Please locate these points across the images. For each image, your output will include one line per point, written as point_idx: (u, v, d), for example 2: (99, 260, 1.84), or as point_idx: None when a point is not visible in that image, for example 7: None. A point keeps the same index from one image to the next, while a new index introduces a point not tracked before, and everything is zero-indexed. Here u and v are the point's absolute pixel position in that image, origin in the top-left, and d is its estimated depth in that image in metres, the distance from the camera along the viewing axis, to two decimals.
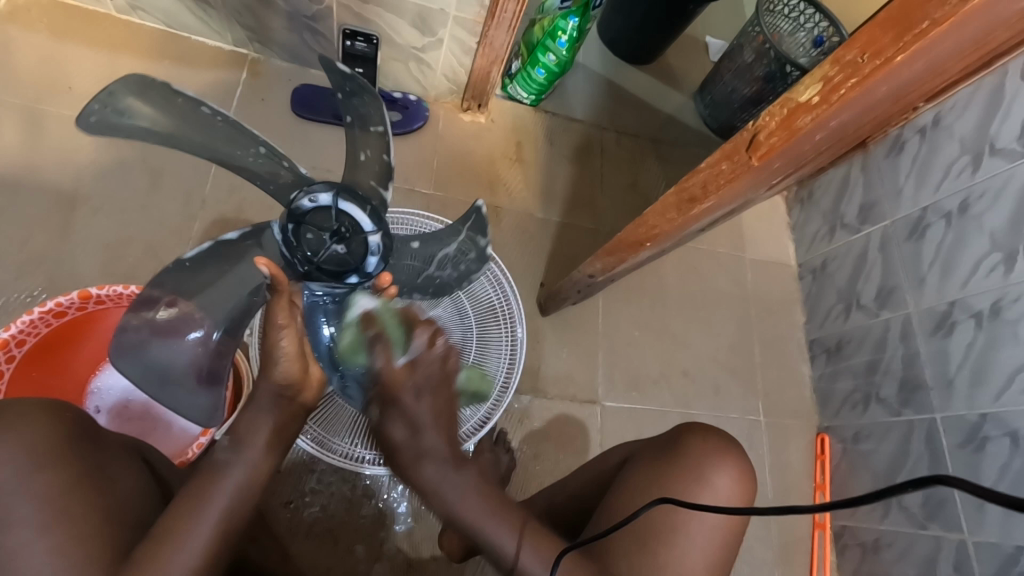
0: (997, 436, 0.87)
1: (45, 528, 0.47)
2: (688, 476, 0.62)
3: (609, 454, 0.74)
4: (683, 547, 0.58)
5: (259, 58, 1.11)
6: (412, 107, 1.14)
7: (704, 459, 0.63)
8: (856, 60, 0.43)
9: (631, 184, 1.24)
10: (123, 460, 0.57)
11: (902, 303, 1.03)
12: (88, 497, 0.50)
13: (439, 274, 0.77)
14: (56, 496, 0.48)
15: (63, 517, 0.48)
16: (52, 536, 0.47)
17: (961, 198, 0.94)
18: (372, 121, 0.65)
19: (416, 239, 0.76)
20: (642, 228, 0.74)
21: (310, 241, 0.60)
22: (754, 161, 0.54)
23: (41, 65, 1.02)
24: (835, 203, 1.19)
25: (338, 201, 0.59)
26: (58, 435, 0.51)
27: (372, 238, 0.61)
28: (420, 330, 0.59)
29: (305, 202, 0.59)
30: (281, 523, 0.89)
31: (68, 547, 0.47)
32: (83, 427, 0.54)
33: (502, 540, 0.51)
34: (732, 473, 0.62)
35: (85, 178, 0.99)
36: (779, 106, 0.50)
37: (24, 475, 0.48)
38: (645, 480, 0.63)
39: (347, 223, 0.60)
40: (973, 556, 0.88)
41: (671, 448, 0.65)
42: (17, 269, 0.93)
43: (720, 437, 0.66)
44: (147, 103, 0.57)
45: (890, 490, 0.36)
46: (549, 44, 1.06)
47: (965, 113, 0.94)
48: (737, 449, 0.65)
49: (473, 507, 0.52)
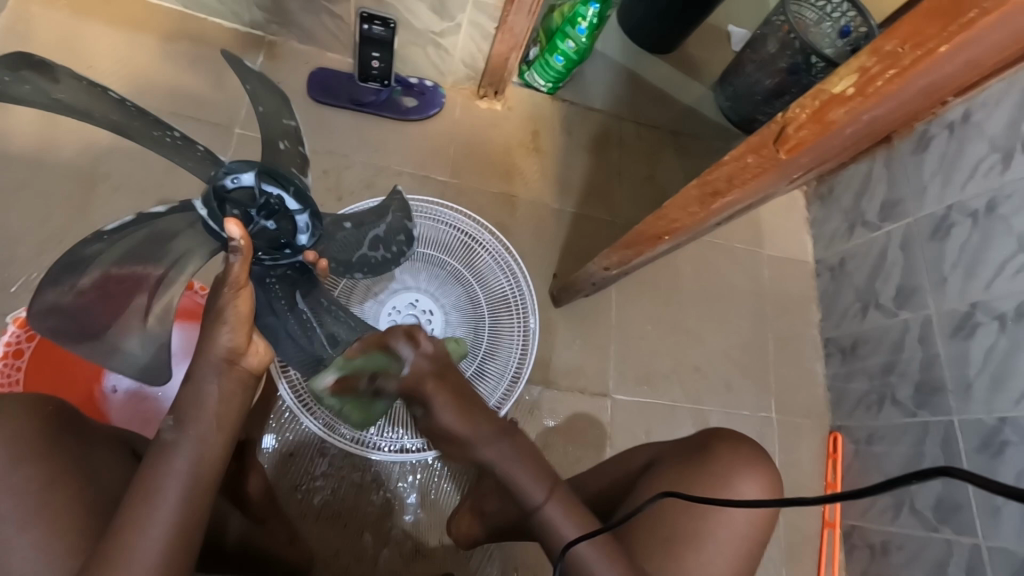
0: (1016, 441, 0.86)
1: (26, 524, 0.48)
2: (716, 482, 0.62)
3: (631, 456, 0.73)
4: (709, 551, 0.58)
5: (276, 40, 1.10)
6: (428, 94, 1.13)
7: (733, 465, 0.63)
8: (896, 51, 0.42)
9: (648, 176, 1.22)
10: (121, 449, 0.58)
11: (923, 303, 1.01)
12: (67, 490, 0.51)
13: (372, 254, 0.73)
14: (33, 492, 0.50)
15: (42, 513, 0.49)
16: (32, 532, 0.48)
17: (988, 197, 0.92)
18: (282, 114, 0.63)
19: (347, 218, 0.71)
20: (662, 221, 0.73)
21: (235, 219, 0.56)
22: (782, 155, 0.53)
23: (60, 44, 1.02)
24: (856, 199, 1.16)
25: (262, 182, 0.58)
26: (35, 430, 0.52)
27: (299, 216, 0.61)
28: (394, 342, 0.56)
29: (227, 180, 0.56)
30: (290, 507, 0.90)
31: (49, 542, 0.48)
32: (69, 418, 0.56)
33: (532, 490, 0.54)
34: (760, 484, 0.63)
35: (101, 159, 0.99)
36: (810, 98, 0.49)
37: (5, 469, 0.49)
38: (673, 480, 0.63)
39: (275, 199, 0.59)
40: (986, 561, 0.87)
41: (698, 452, 0.64)
42: (34, 248, 0.93)
43: (751, 446, 0.65)
44: (37, 79, 0.49)
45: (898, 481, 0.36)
46: (569, 31, 1.04)
47: (997, 109, 0.91)
48: (765, 460, 0.65)
49: (515, 461, 0.55)
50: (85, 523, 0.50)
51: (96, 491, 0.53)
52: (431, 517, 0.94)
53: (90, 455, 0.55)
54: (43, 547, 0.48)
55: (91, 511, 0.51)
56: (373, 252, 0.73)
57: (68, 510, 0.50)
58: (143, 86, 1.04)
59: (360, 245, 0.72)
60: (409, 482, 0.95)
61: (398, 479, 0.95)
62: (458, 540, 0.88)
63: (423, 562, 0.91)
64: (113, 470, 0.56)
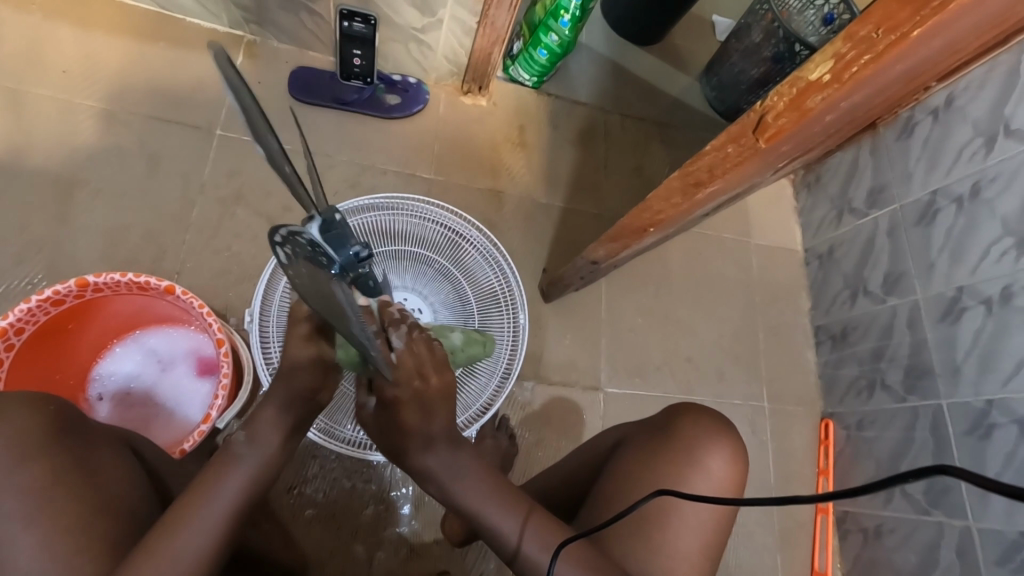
0: (1004, 423, 0.86)
1: (31, 521, 0.48)
2: (679, 460, 0.61)
3: (604, 435, 0.73)
4: (677, 530, 0.58)
5: (256, 39, 1.09)
6: (412, 90, 1.12)
7: (695, 440, 0.63)
8: (871, 35, 0.42)
9: (636, 168, 1.22)
10: (111, 453, 0.57)
11: (910, 289, 1.02)
12: (76, 487, 0.50)
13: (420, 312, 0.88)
14: (33, 492, 0.49)
15: (47, 512, 0.48)
16: (38, 530, 0.48)
17: (972, 181, 0.92)
18: None
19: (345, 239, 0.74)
20: (646, 214, 0.73)
21: None
22: (762, 144, 0.52)
23: (35, 47, 1.00)
24: (843, 187, 1.17)
25: None
26: (41, 430, 0.52)
27: None
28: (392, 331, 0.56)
29: None
30: (284, 509, 0.90)
31: (56, 540, 0.48)
32: (70, 418, 0.55)
33: (507, 524, 0.53)
34: (724, 454, 0.63)
35: (81, 163, 0.98)
36: (788, 85, 0.48)
37: (10, 467, 0.49)
38: (636, 460, 0.63)
39: None
40: (977, 543, 0.88)
41: (662, 430, 0.64)
42: (15, 256, 0.92)
43: (712, 417, 0.65)
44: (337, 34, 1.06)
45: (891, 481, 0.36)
46: (552, 24, 1.03)
47: (980, 93, 0.91)
48: (729, 428, 0.65)
49: (483, 486, 0.54)
50: (87, 522, 0.49)
51: (102, 487, 0.52)
52: (426, 516, 0.94)
53: (96, 453, 0.54)
54: (47, 546, 0.47)
55: (100, 511, 0.51)
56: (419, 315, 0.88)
57: (75, 508, 0.50)
58: (123, 89, 1.02)
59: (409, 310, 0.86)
60: (406, 490, 0.94)
61: (393, 488, 0.94)
62: (451, 542, 0.88)
63: (419, 561, 0.91)
64: (119, 470, 0.55)
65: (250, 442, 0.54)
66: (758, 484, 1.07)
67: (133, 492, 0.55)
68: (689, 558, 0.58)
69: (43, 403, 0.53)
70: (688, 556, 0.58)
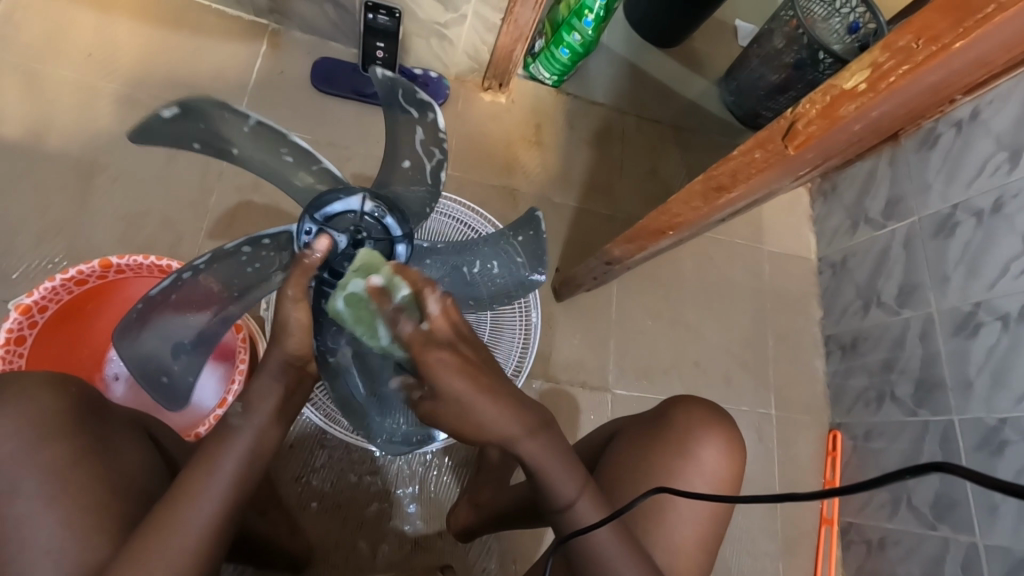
0: (1016, 440, 0.86)
1: (53, 499, 0.49)
2: (674, 454, 0.61)
3: (598, 433, 0.73)
4: (672, 523, 0.59)
5: (279, 29, 1.09)
6: (433, 85, 1.11)
7: (689, 434, 0.62)
8: (910, 45, 0.41)
9: (651, 171, 1.22)
10: (129, 434, 0.57)
11: (924, 302, 1.01)
12: (93, 468, 0.51)
13: (498, 284, 0.73)
14: (54, 472, 0.50)
15: (67, 490, 0.49)
16: (60, 506, 0.49)
17: (993, 196, 0.92)
18: (280, 145, 0.62)
19: (379, 219, 0.64)
20: (665, 216, 0.72)
21: (327, 242, 0.60)
22: (790, 151, 0.52)
23: (61, 30, 1.01)
24: (859, 197, 1.16)
25: (351, 208, 0.62)
26: (63, 410, 0.52)
27: (342, 239, 0.61)
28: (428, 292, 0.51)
29: (334, 207, 0.62)
30: (290, 497, 0.90)
31: (76, 519, 0.49)
32: (90, 399, 0.55)
33: (565, 487, 0.52)
34: (717, 447, 0.62)
35: (104, 145, 0.99)
36: (820, 93, 0.48)
37: (29, 448, 0.49)
38: (630, 454, 0.63)
39: (335, 221, 0.62)
40: (983, 560, 0.87)
41: (656, 424, 0.64)
42: (37, 235, 0.93)
43: (706, 408, 0.65)
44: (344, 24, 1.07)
45: (888, 477, 0.37)
46: (575, 23, 1.03)
47: (1004, 108, 0.90)
48: (723, 419, 0.65)
49: (546, 452, 0.52)
50: (105, 503, 0.50)
51: (119, 470, 0.53)
52: (431, 508, 0.94)
53: (115, 436, 0.55)
54: (69, 523, 0.48)
55: (116, 492, 0.52)
56: (499, 275, 0.73)
57: (94, 487, 0.50)
58: (147, 74, 1.03)
59: (480, 284, 0.73)
60: (411, 489, 0.95)
61: (397, 487, 0.94)
62: (456, 533, 0.90)
63: (423, 554, 0.92)
64: (136, 451, 0.56)
65: (245, 414, 0.54)
66: (762, 492, 1.07)
67: (149, 474, 0.56)
68: (687, 551, 0.59)
69: (66, 383, 0.54)
70: (686, 549, 0.59)
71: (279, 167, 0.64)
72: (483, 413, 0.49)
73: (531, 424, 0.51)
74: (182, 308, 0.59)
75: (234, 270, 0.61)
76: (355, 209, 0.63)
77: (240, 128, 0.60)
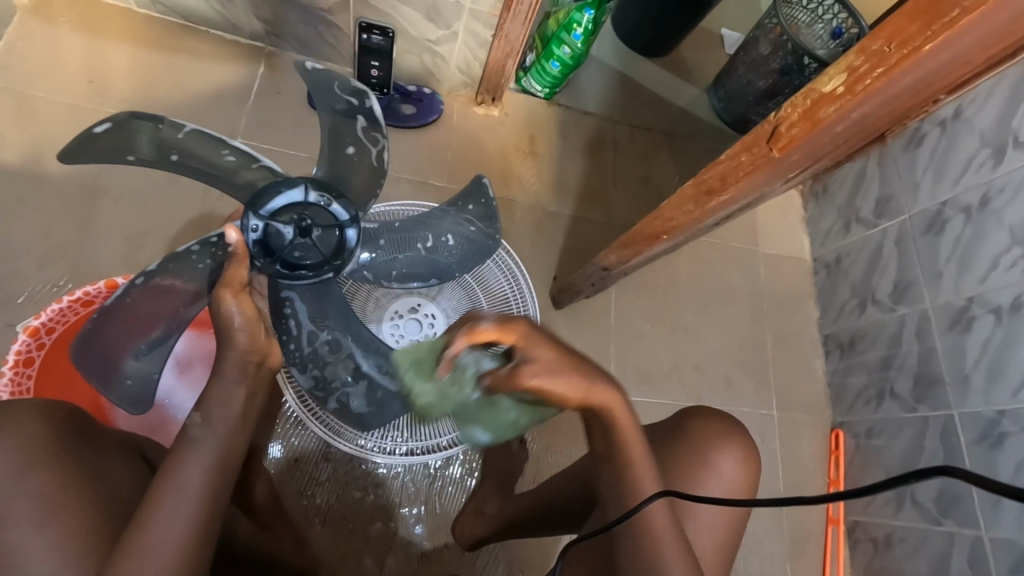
0: (1015, 431, 0.87)
1: (43, 524, 0.49)
2: (694, 460, 0.62)
3: None
4: (690, 527, 0.59)
5: (275, 51, 1.12)
6: (426, 101, 1.14)
7: (706, 442, 0.63)
8: (882, 49, 0.43)
9: (644, 178, 1.24)
10: (119, 458, 0.58)
11: (919, 298, 1.03)
12: (80, 492, 0.52)
13: (455, 253, 0.78)
14: (46, 495, 0.50)
15: (57, 513, 0.50)
16: (51, 531, 0.49)
17: (980, 192, 0.93)
18: (251, 159, 0.66)
19: (330, 203, 0.67)
20: (659, 221, 0.74)
21: (274, 235, 0.64)
22: (775, 153, 0.54)
23: (62, 59, 1.04)
24: (850, 197, 1.18)
25: (303, 194, 0.66)
26: (53, 433, 0.53)
27: (285, 227, 0.64)
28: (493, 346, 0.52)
29: (281, 196, 0.65)
30: (297, 512, 0.91)
31: (64, 543, 0.49)
32: (79, 423, 0.56)
33: (631, 443, 0.53)
34: (734, 455, 0.63)
35: (105, 169, 1.01)
36: (801, 97, 0.50)
37: (19, 473, 0.50)
38: (649, 461, 0.63)
39: (285, 210, 0.65)
40: (990, 553, 0.87)
41: (674, 432, 0.65)
42: (40, 260, 0.94)
43: (721, 418, 0.66)
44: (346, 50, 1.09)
45: (897, 480, 0.38)
46: (564, 36, 1.06)
47: (986, 106, 0.92)
48: (737, 429, 0.66)
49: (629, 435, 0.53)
50: (96, 526, 0.51)
51: (108, 493, 0.53)
52: (436, 520, 0.94)
53: (105, 460, 0.56)
54: (59, 547, 0.49)
55: (107, 515, 0.52)
56: (457, 246, 0.78)
57: (83, 511, 0.51)
58: (146, 98, 1.05)
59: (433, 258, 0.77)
60: (417, 508, 0.95)
61: (402, 504, 0.94)
62: (462, 543, 0.90)
63: (430, 566, 0.92)
64: (124, 475, 0.56)
65: (206, 424, 0.52)
66: (767, 492, 1.08)
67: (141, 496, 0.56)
68: (703, 558, 0.59)
69: (52, 407, 0.55)
70: (703, 555, 0.59)
71: (221, 167, 0.65)
72: (556, 384, 0.49)
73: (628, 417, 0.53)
74: (148, 314, 0.62)
75: (187, 271, 0.63)
76: (304, 196, 0.66)
77: (178, 132, 0.63)
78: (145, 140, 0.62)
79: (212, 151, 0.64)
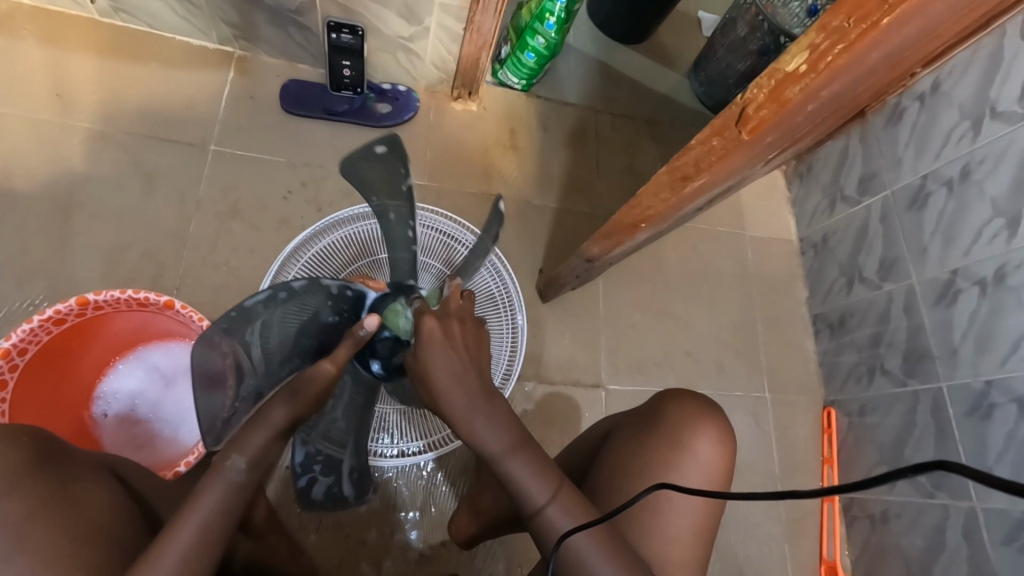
0: (1004, 402, 0.87)
1: (14, 553, 0.48)
2: (670, 445, 0.62)
3: (595, 428, 0.74)
4: (667, 513, 0.59)
5: (246, 55, 1.10)
6: (402, 99, 1.13)
7: (681, 425, 0.63)
8: (842, 25, 0.42)
9: (628, 166, 1.23)
10: (94, 478, 0.57)
11: (905, 274, 1.03)
12: (52, 518, 0.51)
13: None
14: (17, 522, 0.49)
15: (28, 541, 0.49)
16: (22, 559, 0.48)
17: (961, 164, 0.93)
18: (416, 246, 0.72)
19: None
20: (637, 210, 0.73)
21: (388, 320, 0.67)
22: (744, 136, 0.53)
23: (27, 73, 1.02)
24: (835, 176, 1.17)
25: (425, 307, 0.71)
26: (20, 460, 0.52)
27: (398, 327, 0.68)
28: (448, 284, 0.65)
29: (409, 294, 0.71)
30: (291, 520, 0.90)
31: (46, 568, 0.48)
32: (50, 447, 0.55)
33: (534, 491, 0.53)
34: (710, 436, 0.63)
35: (78, 183, 0.99)
36: (766, 77, 0.49)
37: None
38: (625, 450, 0.63)
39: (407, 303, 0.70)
40: (983, 524, 0.88)
41: (650, 419, 0.65)
42: (17, 278, 0.93)
43: (697, 400, 0.66)
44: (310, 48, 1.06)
45: (890, 476, 0.36)
46: (538, 27, 1.05)
47: (964, 77, 0.92)
48: (712, 409, 0.66)
49: (524, 465, 0.54)
50: (71, 549, 0.50)
51: (83, 516, 0.53)
52: (432, 520, 0.94)
53: (78, 482, 0.55)
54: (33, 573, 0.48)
55: (82, 538, 0.51)
56: None
57: (56, 535, 0.50)
58: (116, 110, 1.03)
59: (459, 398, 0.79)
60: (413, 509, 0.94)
61: (400, 507, 0.94)
62: (457, 541, 0.89)
63: (430, 566, 0.92)
64: (100, 495, 0.56)
65: None
66: (762, 475, 1.08)
67: (119, 514, 0.56)
68: (685, 542, 0.59)
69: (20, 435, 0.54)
70: (685, 541, 0.59)
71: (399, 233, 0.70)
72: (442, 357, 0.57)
73: (512, 441, 0.54)
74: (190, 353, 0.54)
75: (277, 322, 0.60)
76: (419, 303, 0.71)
77: (401, 185, 0.66)
78: (383, 175, 0.66)
79: (400, 219, 0.69)
